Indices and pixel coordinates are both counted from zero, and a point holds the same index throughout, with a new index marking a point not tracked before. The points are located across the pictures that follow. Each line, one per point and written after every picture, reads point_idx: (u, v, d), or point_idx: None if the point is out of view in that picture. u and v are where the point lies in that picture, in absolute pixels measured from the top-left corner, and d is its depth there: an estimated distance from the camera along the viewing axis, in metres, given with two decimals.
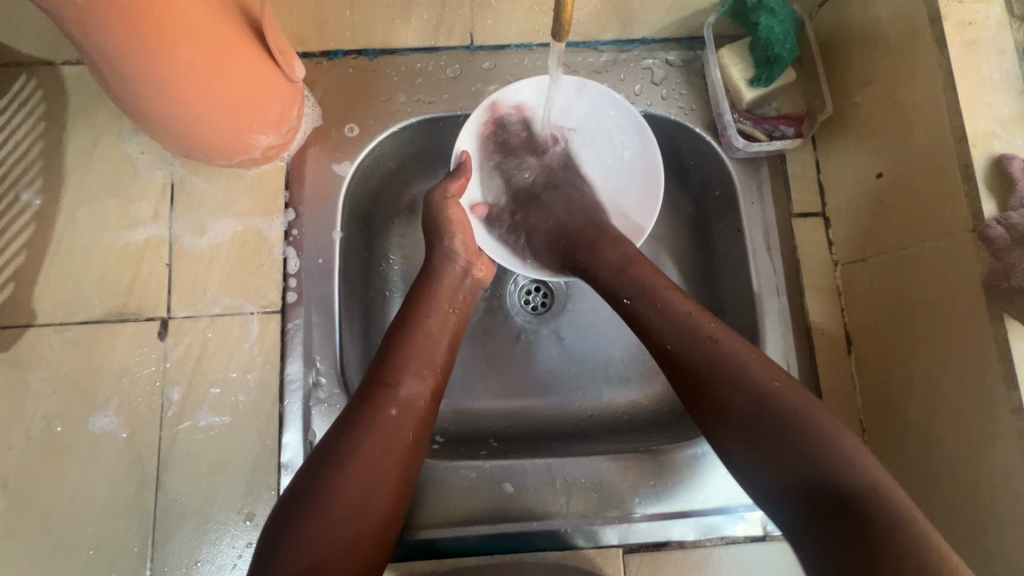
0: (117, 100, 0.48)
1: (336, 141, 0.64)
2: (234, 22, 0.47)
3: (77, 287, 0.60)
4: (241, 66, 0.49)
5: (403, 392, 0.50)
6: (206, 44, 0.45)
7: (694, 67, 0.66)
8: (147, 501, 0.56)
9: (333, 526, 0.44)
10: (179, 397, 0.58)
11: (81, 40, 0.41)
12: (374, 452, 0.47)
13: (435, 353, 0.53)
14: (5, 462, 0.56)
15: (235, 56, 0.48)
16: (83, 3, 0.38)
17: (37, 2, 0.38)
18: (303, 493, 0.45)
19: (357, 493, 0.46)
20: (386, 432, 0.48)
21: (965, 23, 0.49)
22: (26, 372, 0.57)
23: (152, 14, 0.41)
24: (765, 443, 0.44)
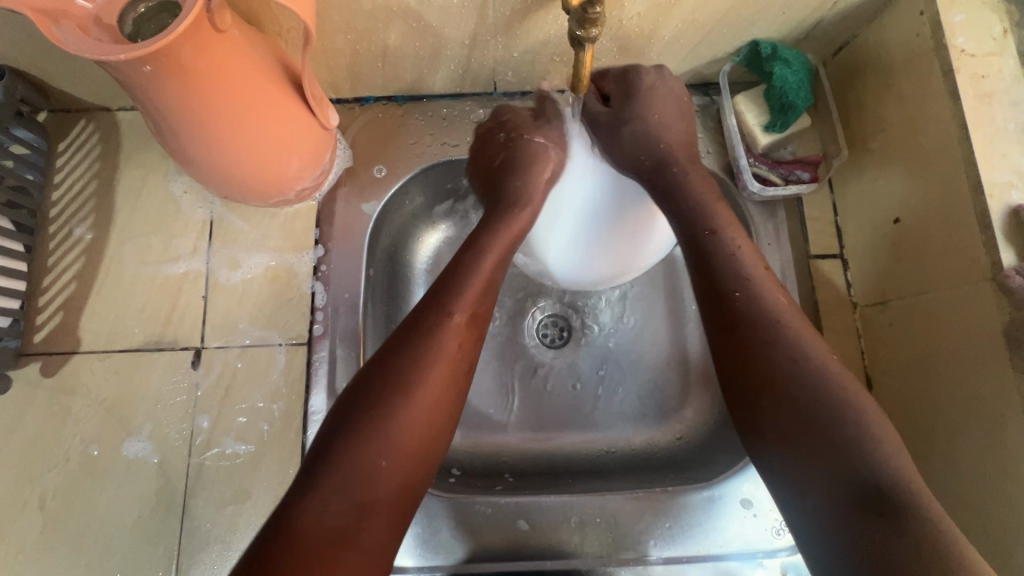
0: (168, 148, 0.52)
1: (365, 181, 0.67)
2: (278, 77, 0.51)
3: (120, 316, 0.63)
4: (283, 118, 0.53)
5: (459, 317, 0.50)
6: (252, 98, 0.49)
7: (710, 112, 0.68)
8: (174, 526, 0.58)
9: (384, 452, 0.44)
10: (208, 424, 0.60)
11: (142, 100, 0.45)
12: (427, 380, 0.47)
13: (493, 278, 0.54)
14: (44, 483, 0.58)
15: (277, 109, 0.52)
16: (147, 69, 0.42)
17: (107, 70, 0.42)
18: (337, 434, 0.44)
19: (418, 411, 0.46)
20: (438, 358, 0.48)
21: (977, 76, 0.50)
22: (69, 397, 0.61)
23: (207, 73, 0.45)
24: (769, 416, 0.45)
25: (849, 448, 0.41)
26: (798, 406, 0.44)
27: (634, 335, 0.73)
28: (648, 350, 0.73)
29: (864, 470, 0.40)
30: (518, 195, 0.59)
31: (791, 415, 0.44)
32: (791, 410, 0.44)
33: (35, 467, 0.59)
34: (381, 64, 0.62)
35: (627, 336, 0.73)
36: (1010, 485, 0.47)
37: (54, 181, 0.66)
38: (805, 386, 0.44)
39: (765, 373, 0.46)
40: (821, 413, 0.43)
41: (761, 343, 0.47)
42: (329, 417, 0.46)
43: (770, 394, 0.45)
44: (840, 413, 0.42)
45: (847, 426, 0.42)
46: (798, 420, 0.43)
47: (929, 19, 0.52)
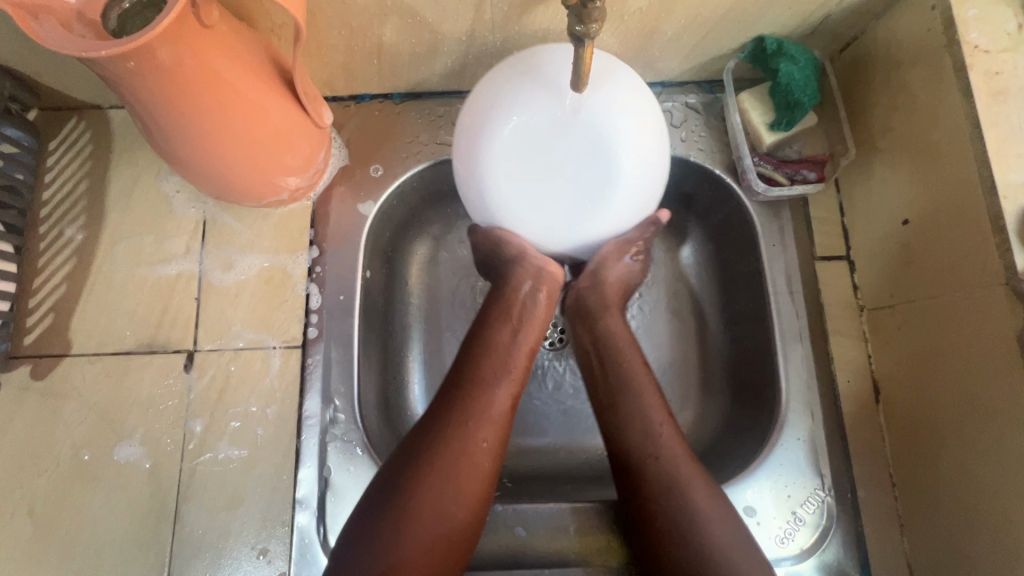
0: (156, 146, 0.50)
1: (361, 181, 0.66)
2: (269, 74, 0.49)
3: (111, 318, 0.62)
4: (274, 115, 0.51)
5: (483, 398, 0.51)
6: (241, 95, 0.48)
7: (714, 110, 0.67)
8: (165, 532, 0.57)
9: (413, 532, 0.46)
10: (200, 429, 0.59)
11: (129, 98, 0.44)
12: (453, 460, 0.48)
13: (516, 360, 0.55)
14: (34, 488, 0.57)
15: (268, 106, 0.50)
16: (130, 66, 0.40)
17: (91, 68, 0.41)
18: (383, 503, 0.47)
19: (458, 485, 0.48)
20: (470, 443, 0.49)
21: (991, 72, 0.48)
22: (59, 400, 0.60)
23: (194, 71, 0.43)
24: (620, 447, 0.53)
25: (677, 515, 0.49)
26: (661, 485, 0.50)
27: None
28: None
29: (682, 533, 0.48)
30: (512, 272, 0.57)
31: (624, 464, 0.53)
32: (630, 451, 0.53)
33: (24, 471, 0.58)
34: (376, 60, 0.61)
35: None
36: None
37: (44, 181, 0.65)
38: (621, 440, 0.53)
39: (622, 440, 0.53)
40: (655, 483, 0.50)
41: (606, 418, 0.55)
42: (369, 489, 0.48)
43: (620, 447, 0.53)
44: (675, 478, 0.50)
45: (674, 503, 0.49)
46: (668, 462, 0.51)
47: (940, 13, 0.50)
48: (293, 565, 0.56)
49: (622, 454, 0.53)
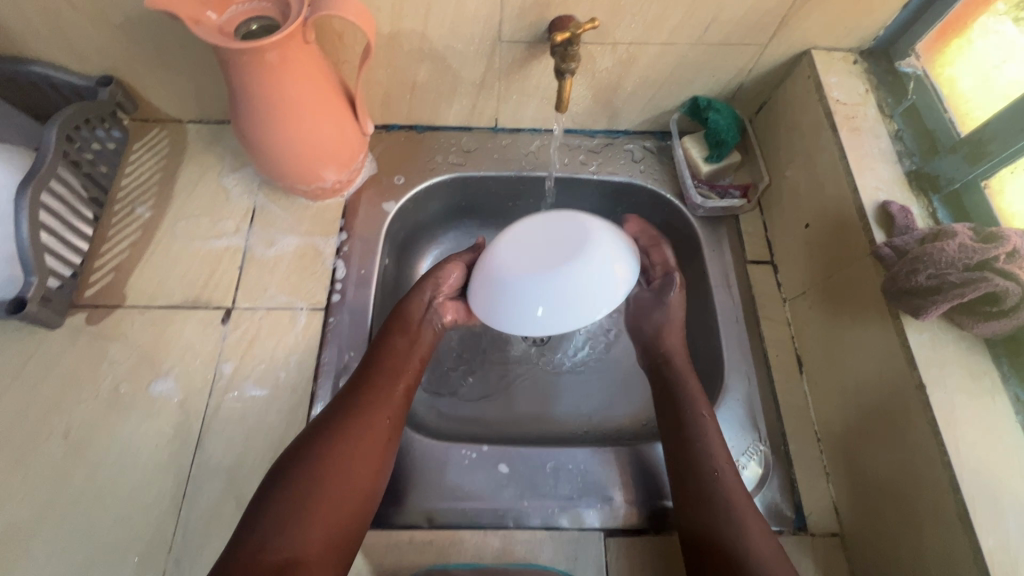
0: (240, 129, 0.66)
1: (386, 187, 0.82)
2: (335, 85, 0.67)
3: (164, 278, 0.74)
4: (331, 115, 0.68)
5: (406, 340, 0.67)
6: (314, 95, 0.64)
7: (665, 152, 0.87)
8: (186, 456, 0.63)
9: (361, 446, 0.58)
10: (230, 370, 0.68)
11: (236, 86, 0.61)
12: (386, 392, 0.62)
13: (409, 361, 0.66)
14: (72, 413, 0.65)
15: (329, 107, 0.67)
16: (244, 58, 0.57)
17: (218, 58, 0.58)
18: (329, 425, 0.58)
19: (386, 411, 0.61)
20: (370, 415, 0.60)
21: (850, 116, 0.68)
22: (108, 341, 0.69)
23: (286, 71, 0.60)
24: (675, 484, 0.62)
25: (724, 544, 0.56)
26: (708, 484, 0.59)
27: (603, 337, 0.85)
28: (615, 349, 0.84)
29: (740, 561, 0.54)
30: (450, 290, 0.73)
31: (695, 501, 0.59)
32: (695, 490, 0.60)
33: (67, 399, 0.65)
34: (409, 96, 0.80)
35: (598, 337, 0.85)
36: (902, 417, 0.57)
37: (126, 171, 0.80)
38: (711, 485, 0.59)
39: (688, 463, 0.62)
40: (732, 529, 0.56)
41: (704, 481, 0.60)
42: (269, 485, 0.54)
43: (694, 505, 0.59)
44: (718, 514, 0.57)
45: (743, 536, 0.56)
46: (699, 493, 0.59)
47: (813, 79, 0.72)
48: None
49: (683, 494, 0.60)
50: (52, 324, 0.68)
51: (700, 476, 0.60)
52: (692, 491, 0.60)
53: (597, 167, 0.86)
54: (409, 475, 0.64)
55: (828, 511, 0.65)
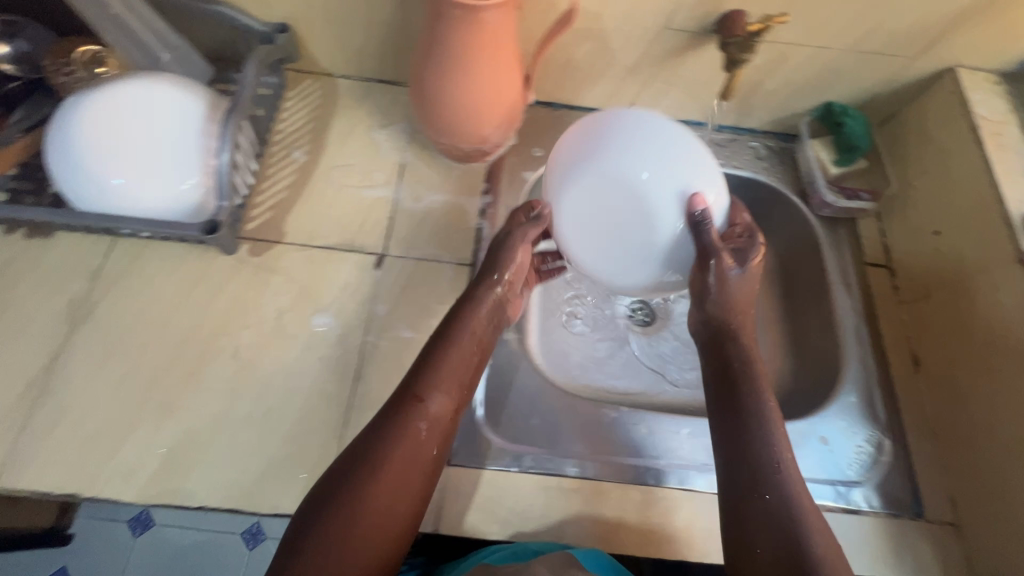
0: (425, 81, 0.71)
1: (526, 157, 0.85)
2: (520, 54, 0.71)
3: (320, 220, 0.77)
4: (510, 83, 0.71)
5: (464, 344, 0.63)
6: (503, 58, 0.68)
7: (787, 152, 0.91)
8: (347, 386, 0.67)
9: (403, 466, 0.54)
10: (384, 312, 0.72)
11: (441, 36, 0.66)
12: (411, 410, 0.57)
13: (466, 371, 0.62)
14: (241, 336, 0.68)
15: (510, 73, 0.70)
16: (457, 11, 0.62)
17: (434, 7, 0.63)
18: (373, 438, 0.55)
19: (425, 429, 0.57)
20: (411, 435, 0.56)
21: (994, 133, 0.72)
22: (270, 273, 0.73)
23: (489, 28, 0.64)
24: (739, 516, 0.56)
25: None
26: (789, 513, 0.55)
27: None
28: None
29: None
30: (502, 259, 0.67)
31: (759, 533, 0.55)
32: (763, 523, 0.55)
33: (235, 323, 0.69)
34: (560, 73, 0.83)
35: None
36: None
37: (283, 116, 0.84)
38: (777, 515, 0.55)
39: (761, 491, 0.56)
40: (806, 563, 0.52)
41: (774, 513, 0.55)
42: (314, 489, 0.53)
43: (760, 533, 0.55)
44: (790, 546, 0.53)
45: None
46: (765, 524, 0.55)
47: (958, 95, 0.75)
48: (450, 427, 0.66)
49: (748, 526, 0.56)
50: (226, 249, 0.72)
51: (761, 500, 0.56)
52: (749, 508, 0.56)
53: (723, 161, 0.90)
54: (556, 428, 0.68)
55: (944, 500, 0.69)
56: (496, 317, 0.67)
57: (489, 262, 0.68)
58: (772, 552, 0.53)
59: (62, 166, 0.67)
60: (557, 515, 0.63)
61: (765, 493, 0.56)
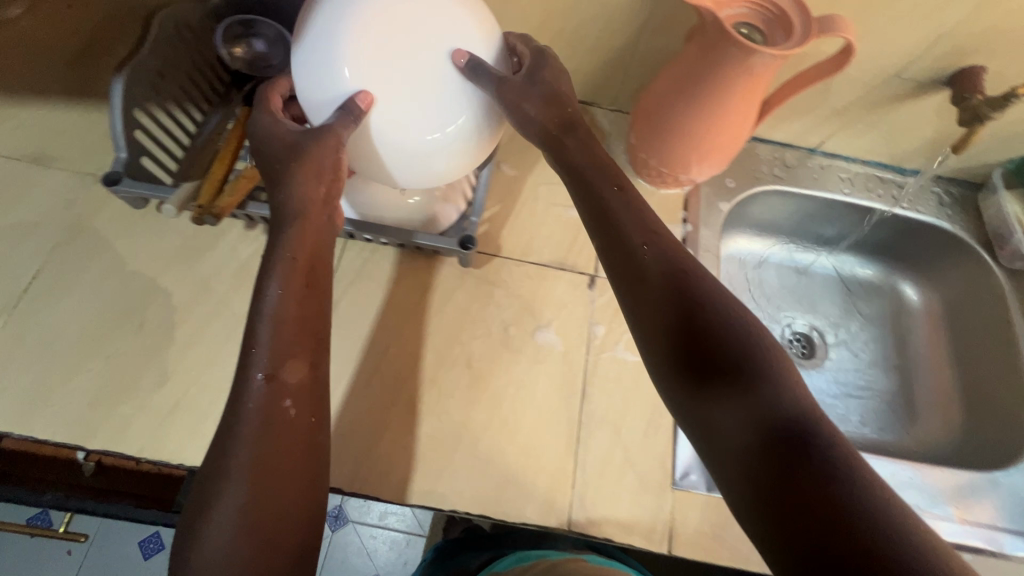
0: (664, 109, 0.73)
1: (720, 188, 0.88)
2: (766, 102, 0.72)
3: (533, 237, 0.80)
4: (745, 127, 0.72)
5: (273, 292, 0.54)
6: (752, 104, 0.69)
7: (969, 200, 0.92)
8: (574, 403, 0.70)
9: (282, 462, 0.50)
10: (601, 332, 0.74)
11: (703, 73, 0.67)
12: (265, 392, 0.52)
13: (304, 326, 0.55)
14: (472, 345, 0.71)
15: (751, 118, 0.71)
16: (732, 51, 0.62)
17: (708, 48, 0.65)
18: (232, 425, 0.51)
19: (292, 413, 0.52)
20: (254, 417, 0.50)
21: None
22: (493, 285, 0.75)
23: (757, 79, 0.65)
24: (729, 433, 0.44)
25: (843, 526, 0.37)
26: (814, 438, 0.41)
27: (862, 364, 0.94)
28: (870, 377, 0.93)
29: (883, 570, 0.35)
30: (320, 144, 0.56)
31: (741, 457, 0.43)
32: (754, 440, 0.43)
33: (465, 332, 0.72)
34: None
35: (853, 363, 0.94)
36: None
37: None
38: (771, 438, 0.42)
39: (745, 409, 0.44)
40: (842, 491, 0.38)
41: (781, 434, 0.42)
42: (208, 460, 0.51)
43: (739, 461, 0.43)
44: (785, 472, 0.40)
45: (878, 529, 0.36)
46: (754, 446, 0.42)
47: None
48: (673, 451, 0.68)
49: (739, 437, 0.43)
50: (461, 262, 0.75)
51: (730, 421, 0.44)
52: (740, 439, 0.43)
53: (907, 204, 0.91)
54: None
55: None
56: (330, 222, 0.60)
57: (279, 192, 0.57)
58: (761, 475, 0.41)
59: (316, 97, 0.57)
60: None
61: (745, 395, 0.44)
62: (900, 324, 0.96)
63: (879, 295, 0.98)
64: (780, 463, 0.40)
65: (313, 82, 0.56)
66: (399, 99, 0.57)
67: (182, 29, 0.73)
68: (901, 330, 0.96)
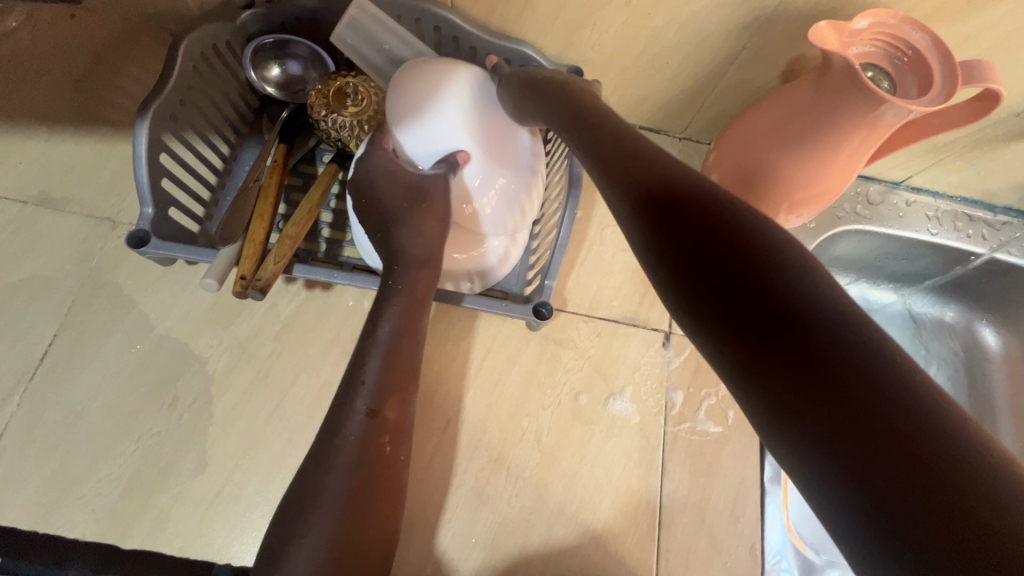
0: (758, 152, 0.64)
1: (800, 229, 0.80)
2: (880, 151, 0.63)
3: (601, 288, 0.72)
4: (851, 177, 0.63)
5: (386, 326, 0.51)
6: (867, 154, 0.60)
7: None
8: (654, 482, 0.64)
9: (377, 499, 0.46)
10: (679, 399, 0.67)
11: (816, 117, 0.58)
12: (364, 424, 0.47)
13: (410, 366, 0.51)
14: (541, 417, 0.64)
15: (859, 168, 0.63)
16: (858, 99, 0.53)
17: (829, 89, 0.56)
18: (321, 452, 0.47)
19: (386, 445, 0.47)
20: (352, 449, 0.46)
21: None
22: (560, 346, 0.68)
23: (881, 129, 0.56)
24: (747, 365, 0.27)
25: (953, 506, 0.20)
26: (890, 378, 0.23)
27: None
28: None
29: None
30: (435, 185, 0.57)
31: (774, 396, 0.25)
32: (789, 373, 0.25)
33: (532, 401, 0.65)
34: None
35: None
36: None
37: None
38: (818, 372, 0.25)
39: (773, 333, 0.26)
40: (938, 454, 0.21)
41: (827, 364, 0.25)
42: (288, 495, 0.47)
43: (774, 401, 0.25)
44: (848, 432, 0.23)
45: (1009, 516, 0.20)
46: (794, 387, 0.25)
47: None
48: (761, 537, 0.63)
49: (767, 369, 0.26)
50: (530, 326, 0.66)
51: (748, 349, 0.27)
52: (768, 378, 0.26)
53: (999, 246, 0.83)
54: None
55: None
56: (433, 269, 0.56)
57: (396, 236, 0.56)
58: (803, 426, 0.24)
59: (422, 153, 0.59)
60: None
61: (770, 310, 0.27)
62: (973, 369, 0.90)
63: (953, 337, 0.91)
64: (879, 476, 0.22)
65: (424, 142, 0.58)
66: (494, 147, 0.59)
67: (212, 54, 0.64)
68: (974, 376, 0.90)
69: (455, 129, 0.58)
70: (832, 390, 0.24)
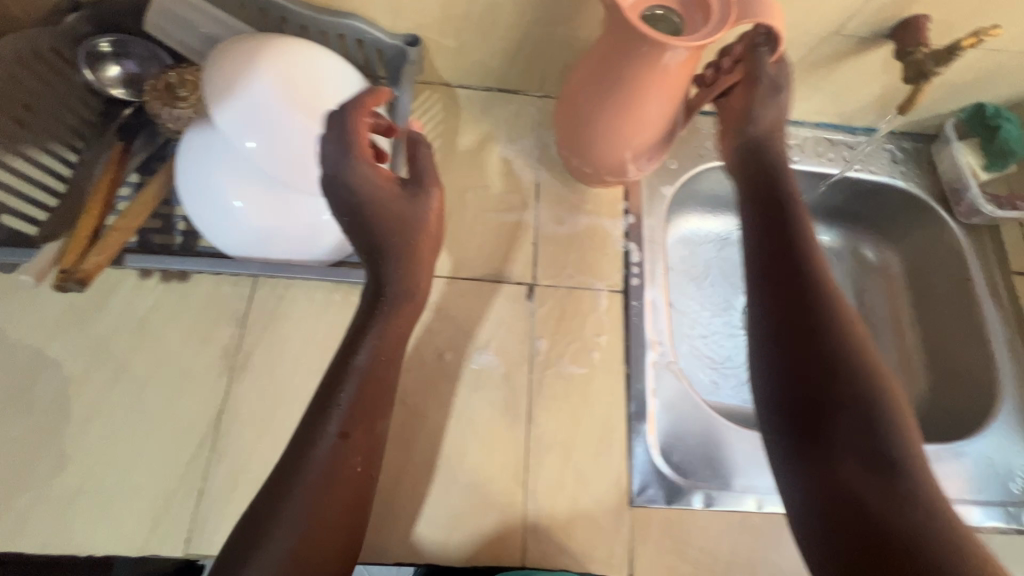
0: (584, 102, 0.65)
1: (663, 171, 0.82)
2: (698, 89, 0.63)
3: (463, 250, 0.73)
4: (676, 117, 0.64)
5: (361, 358, 0.50)
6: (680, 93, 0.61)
7: (923, 154, 0.87)
8: (521, 428, 0.65)
9: (325, 500, 0.45)
10: (544, 346, 0.69)
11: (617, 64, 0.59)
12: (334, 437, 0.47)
13: (382, 395, 0.51)
14: (405, 379, 0.66)
15: (680, 109, 0.63)
16: (643, 49, 0.55)
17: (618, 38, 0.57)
18: (282, 472, 0.46)
19: (354, 451, 0.48)
20: (324, 468, 0.46)
21: None
22: (422, 309, 0.69)
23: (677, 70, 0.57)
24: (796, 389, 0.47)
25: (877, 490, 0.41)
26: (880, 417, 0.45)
27: None
28: None
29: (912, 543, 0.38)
30: (413, 215, 0.53)
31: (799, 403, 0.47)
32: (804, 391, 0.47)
33: None
34: None
35: None
36: None
37: None
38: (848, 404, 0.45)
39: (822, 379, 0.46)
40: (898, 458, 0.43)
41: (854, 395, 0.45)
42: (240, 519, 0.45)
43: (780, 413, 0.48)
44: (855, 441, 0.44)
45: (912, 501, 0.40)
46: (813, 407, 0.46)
47: None
48: (628, 467, 0.65)
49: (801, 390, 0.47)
50: None
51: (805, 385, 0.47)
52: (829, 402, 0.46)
53: (859, 165, 0.86)
54: (726, 465, 0.66)
55: None
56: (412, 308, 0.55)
57: (382, 264, 0.52)
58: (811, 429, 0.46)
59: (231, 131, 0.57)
60: (746, 552, 0.63)
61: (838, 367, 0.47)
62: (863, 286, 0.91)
63: (839, 258, 0.93)
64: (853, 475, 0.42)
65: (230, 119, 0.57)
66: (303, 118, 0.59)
67: (37, 59, 0.64)
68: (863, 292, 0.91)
69: (263, 104, 0.58)
70: (840, 419, 0.45)
